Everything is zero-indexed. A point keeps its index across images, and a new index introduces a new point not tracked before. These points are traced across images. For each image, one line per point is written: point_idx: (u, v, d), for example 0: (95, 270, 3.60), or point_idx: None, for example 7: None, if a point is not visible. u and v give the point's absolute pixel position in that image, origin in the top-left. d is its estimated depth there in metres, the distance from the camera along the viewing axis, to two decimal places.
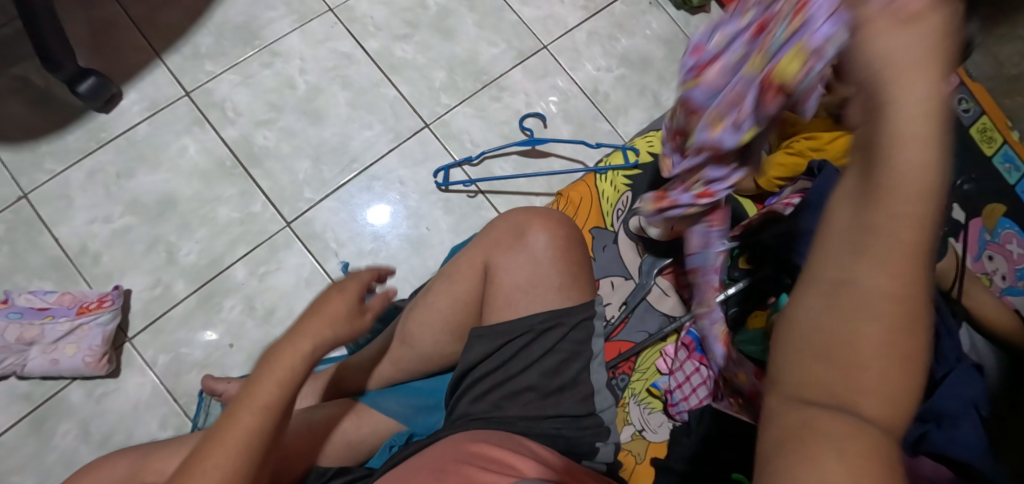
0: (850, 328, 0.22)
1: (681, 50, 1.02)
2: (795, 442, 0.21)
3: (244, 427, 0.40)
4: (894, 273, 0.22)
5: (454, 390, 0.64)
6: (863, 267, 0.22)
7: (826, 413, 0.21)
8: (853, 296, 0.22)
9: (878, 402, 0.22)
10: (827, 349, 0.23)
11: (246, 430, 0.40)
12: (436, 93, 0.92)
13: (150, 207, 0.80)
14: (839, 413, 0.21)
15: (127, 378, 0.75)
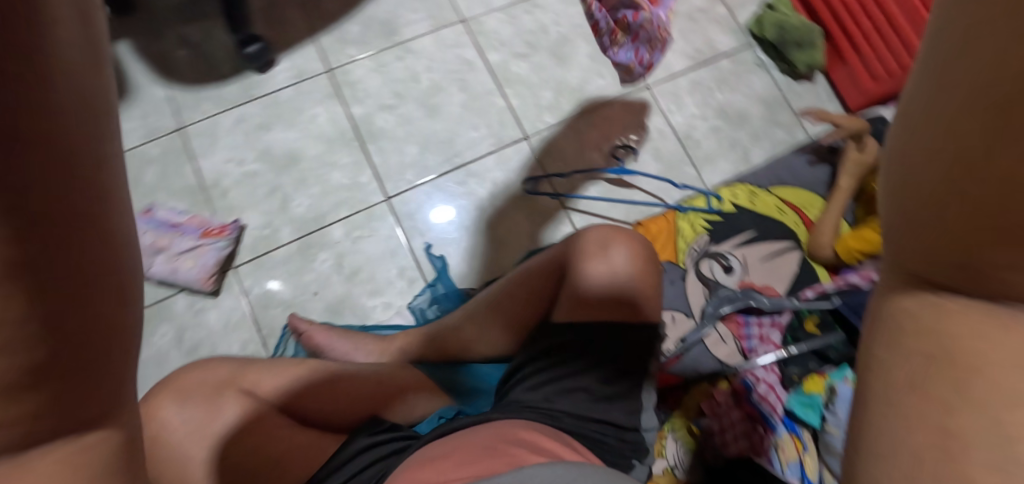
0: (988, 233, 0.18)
1: (780, 113, 1.05)
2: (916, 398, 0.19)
3: None
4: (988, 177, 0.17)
5: (512, 376, 0.69)
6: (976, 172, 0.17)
7: (964, 358, 0.19)
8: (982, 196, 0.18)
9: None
10: (952, 267, 0.20)
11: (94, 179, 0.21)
12: (541, 111, 1.00)
13: (277, 159, 0.91)
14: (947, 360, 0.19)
15: (223, 300, 0.85)
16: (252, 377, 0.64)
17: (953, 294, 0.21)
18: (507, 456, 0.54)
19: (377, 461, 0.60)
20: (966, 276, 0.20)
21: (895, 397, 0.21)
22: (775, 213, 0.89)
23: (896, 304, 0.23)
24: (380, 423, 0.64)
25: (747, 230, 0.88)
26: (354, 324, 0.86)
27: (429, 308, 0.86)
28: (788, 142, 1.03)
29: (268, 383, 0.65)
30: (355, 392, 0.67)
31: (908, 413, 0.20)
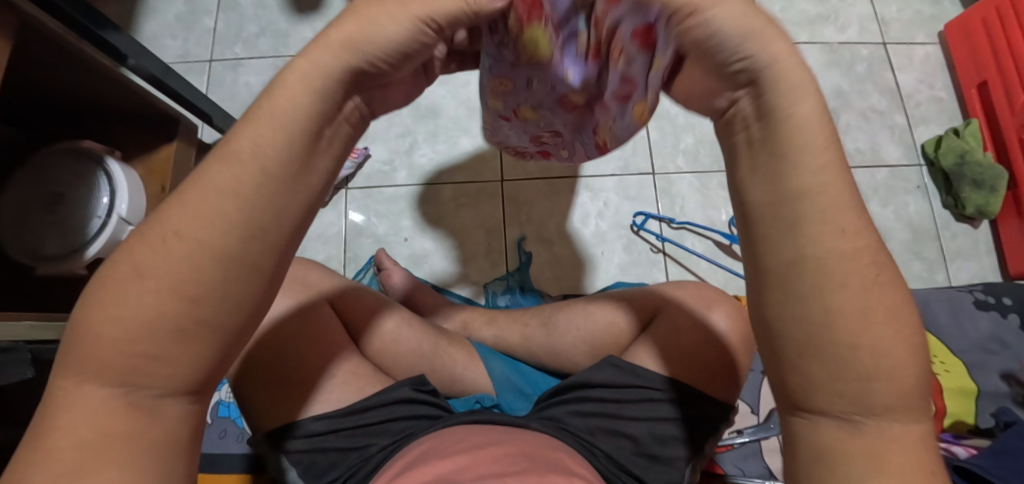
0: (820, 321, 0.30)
1: (925, 244, 0.96)
2: (827, 353, 0.30)
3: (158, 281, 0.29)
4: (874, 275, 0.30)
5: (557, 392, 0.67)
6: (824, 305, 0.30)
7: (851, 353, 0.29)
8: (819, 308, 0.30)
9: (884, 342, 0.29)
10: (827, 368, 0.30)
11: (148, 309, 0.29)
12: (676, 153, 0.97)
13: (420, 108, 0.96)
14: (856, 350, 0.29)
15: (327, 212, 0.91)
16: (347, 294, 0.69)
17: (840, 412, 0.31)
18: (547, 453, 0.56)
19: (407, 416, 0.62)
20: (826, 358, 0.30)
21: (835, 385, 0.30)
22: None
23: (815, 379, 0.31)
24: (426, 383, 0.66)
25: None
26: (427, 279, 0.88)
27: (501, 295, 0.86)
28: (924, 278, 0.94)
29: (345, 302, 0.68)
30: (411, 345, 0.69)
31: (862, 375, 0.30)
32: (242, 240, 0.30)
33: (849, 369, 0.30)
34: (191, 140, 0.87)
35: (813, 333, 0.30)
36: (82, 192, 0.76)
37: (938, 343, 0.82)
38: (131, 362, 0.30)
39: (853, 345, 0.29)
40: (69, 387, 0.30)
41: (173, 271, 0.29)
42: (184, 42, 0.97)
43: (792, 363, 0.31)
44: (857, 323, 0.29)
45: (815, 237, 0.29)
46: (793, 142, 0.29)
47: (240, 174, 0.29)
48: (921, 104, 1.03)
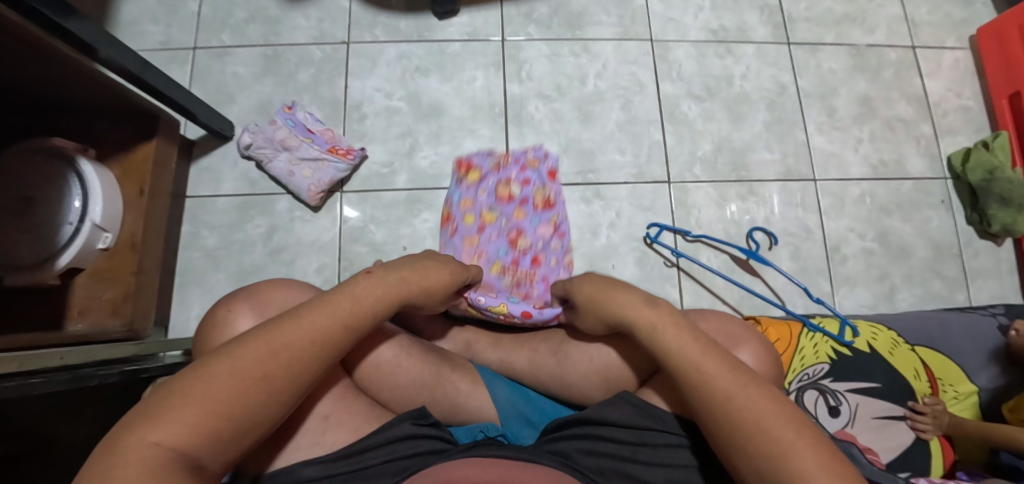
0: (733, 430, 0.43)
1: (946, 263, 0.92)
2: (748, 437, 0.42)
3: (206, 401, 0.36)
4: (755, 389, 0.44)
5: (565, 428, 0.62)
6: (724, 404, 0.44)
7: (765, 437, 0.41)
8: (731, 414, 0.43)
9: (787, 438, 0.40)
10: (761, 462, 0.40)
11: (181, 430, 0.34)
12: (693, 161, 0.92)
13: (422, 105, 0.90)
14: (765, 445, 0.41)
15: (321, 218, 0.85)
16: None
17: None
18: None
19: (407, 459, 0.57)
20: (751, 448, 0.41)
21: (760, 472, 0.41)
22: (909, 376, 0.77)
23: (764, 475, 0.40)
24: (426, 416, 0.61)
25: (875, 380, 0.76)
26: None
27: None
28: (944, 298, 0.90)
29: None
30: (413, 375, 0.65)
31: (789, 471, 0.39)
32: (350, 324, 0.45)
33: (763, 454, 0.41)
34: (173, 137, 0.80)
35: (731, 430, 0.43)
36: (54, 196, 0.70)
37: (957, 370, 0.79)
38: (227, 414, 0.37)
39: (770, 443, 0.40)
40: (146, 429, 0.34)
41: (274, 369, 0.39)
42: (165, 27, 0.90)
43: (738, 465, 0.42)
44: (773, 430, 0.41)
45: (702, 370, 0.45)
46: (630, 313, 0.52)
47: (318, 316, 0.44)
48: (948, 113, 0.98)
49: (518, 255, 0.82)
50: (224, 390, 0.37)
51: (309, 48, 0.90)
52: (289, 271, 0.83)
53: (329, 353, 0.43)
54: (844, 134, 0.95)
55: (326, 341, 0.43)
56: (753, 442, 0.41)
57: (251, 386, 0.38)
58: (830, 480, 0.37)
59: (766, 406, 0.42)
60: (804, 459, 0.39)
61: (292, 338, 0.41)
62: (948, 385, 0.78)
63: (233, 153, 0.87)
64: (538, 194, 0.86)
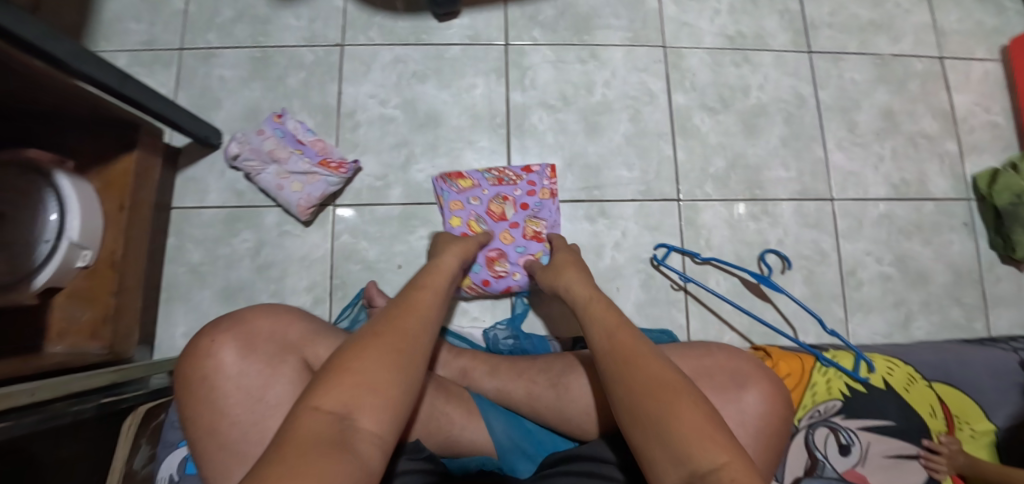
0: (643, 420, 0.38)
1: (966, 290, 0.88)
2: (659, 420, 0.37)
3: (329, 404, 0.34)
4: (670, 378, 0.39)
5: (566, 468, 0.58)
6: (641, 384, 0.39)
7: (674, 424, 0.36)
8: (644, 396, 0.39)
9: (694, 425, 0.36)
10: (665, 453, 0.36)
11: (314, 431, 0.32)
12: (704, 177, 0.87)
13: (419, 114, 0.85)
14: (673, 440, 0.36)
15: (312, 233, 0.81)
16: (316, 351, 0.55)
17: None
18: None
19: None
20: (659, 435, 0.36)
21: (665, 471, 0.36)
22: (925, 413, 0.74)
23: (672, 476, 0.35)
24: (422, 448, 0.57)
25: (889, 419, 0.73)
26: None
27: (504, 339, 0.78)
28: (961, 328, 0.86)
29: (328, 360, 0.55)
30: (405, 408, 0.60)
31: (691, 460, 0.34)
32: (434, 313, 0.45)
33: (669, 439, 0.36)
34: (156, 148, 0.75)
35: (643, 413, 0.38)
36: (27, 213, 0.66)
37: (976, 408, 0.75)
38: (379, 385, 0.36)
39: (678, 426, 0.36)
40: (312, 398, 0.34)
41: (389, 353, 0.38)
42: (149, 27, 0.84)
43: (647, 463, 0.37)
44: (684, 419, 0.36)
45: (628, 355, 0.42)
46: (582, 300, 0.51)
47: (417, 308, 0.44)
48: (975, 130, 0.93)
49: (493, 278, 0.78)
50: (354, 381, 0.36)
51: (300, 51, 0.85)
52: (278, 290, 0.79)
53: (428, 338, 0.42)
54: (864, 150, 0.90)
55: (424, 329, 0.42)
56: (661, 425, 0.37)
57: (394, 365, 0.38)
58: (719, 463, 0.34)
59: (683, 392, 0.38)
60: (715, 446, 0.35)
61: (412, 322, 0.42)
62: (965, 422, 0.75)
63: (220, 162, 0.82)
64: (529, 225, 0.80)
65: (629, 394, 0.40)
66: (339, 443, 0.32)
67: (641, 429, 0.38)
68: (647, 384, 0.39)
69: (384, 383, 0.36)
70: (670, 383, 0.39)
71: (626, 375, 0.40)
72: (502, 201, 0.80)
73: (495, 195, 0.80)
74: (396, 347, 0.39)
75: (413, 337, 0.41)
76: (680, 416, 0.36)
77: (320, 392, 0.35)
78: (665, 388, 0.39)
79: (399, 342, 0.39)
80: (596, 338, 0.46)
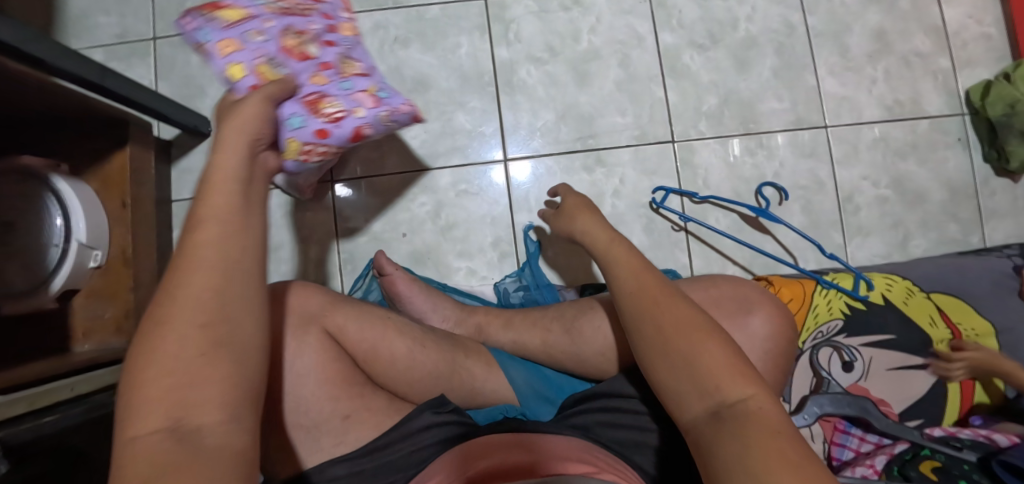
0: (672, 360, 0.39)
1: (963, 206, 0.89)
2: (689, 360, 0.39)
3: (156, 415, 0.27)
4: (697, 319, 0.41)
5: (588, 406, 0.61)
6: (669, 327, 0.41)
7: (703, 363, 0.38)
8: (672, 337, 0.40)
9: (722, 362, 0.38)
10: (694, 389, 0.37)
11: (152, 452, 0.26)
12: (698, 117, 0.87)
13: (406, 80, 0.84)
14: (702, 376, 0.37)
15: (314, 211, 0.82)
16: (338, 320, 0.55)
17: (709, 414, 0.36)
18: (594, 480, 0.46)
19: (450, 438, 0.55)
20: (689, 372, 0.38)
21: (693, 405, 0.37)
22: (925, 323, 0.77)
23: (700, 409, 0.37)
24: (444, 404, 0.60)
25: (889, 332, 0.76)
26: (434, 279, 0.81)
27: (514, 292, 0.79)
28: (958, 242, 0.89)
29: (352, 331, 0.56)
30: (428, 366, 0.61)
31: (718, 393, 0.36)
32: (236, 265, 0.32)
33: (699, 375, 0.38)
34: (147, 141, 0.75)
35: (673, 352, 0.40)
36: (32, 219, 0.66)
37: (976, 313, 0.78)
38: (195, 377, 0.28)
39: (707, 363, 0.38)
40: (128, 423, 0.27)
41: (201, 335, 0.29)
42: (120, 17, 0.82)
43: (675, 397, 0.39)
44: (712, 356, 0.38)
45: (653, 301, 0.43)
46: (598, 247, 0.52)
47: (202, 262, 0.31)
48: (968, 43, 0.92)
49: (330, 123, 0.49)
50: (173, 378, 0.28)
51: None
52: (289, 270, 0.81)
53: (242, 290, 0.31)
54: (856, 75, 0.90)
55: (222, 293, 0.30)
56: (691, 365, 0.38)
57: (209, 353, 0.29)
58: (747, 395, 0.36)
59: (709, 331, 0.40)
60: (743, 379, 0.37)
61: (199, 287, 0.30)
62: (966, 328, 0.77)
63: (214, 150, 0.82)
64: (346, 73, 0.52)
65: (655, 336, 0.41)
66: (181, 456, 0.25)
67: (671, 368, 0.39)
68: (675, 328, 0.40)
69: (217, 372, 0.29)
70: (696, 325, 0.40)
71: (653, 319, 0.42)
72: (292, 3, 0.53)
73: (266, 5, 0.51)
74: (208, 318, 0.30)
75: (221, 303, 0.30)
76: (704, 357, 0.38)
77: (141, 404, 0.27)
78: (692, 329, 0.40)
79: (212, 319, 0.30)
80: (622, 286, 0.46)
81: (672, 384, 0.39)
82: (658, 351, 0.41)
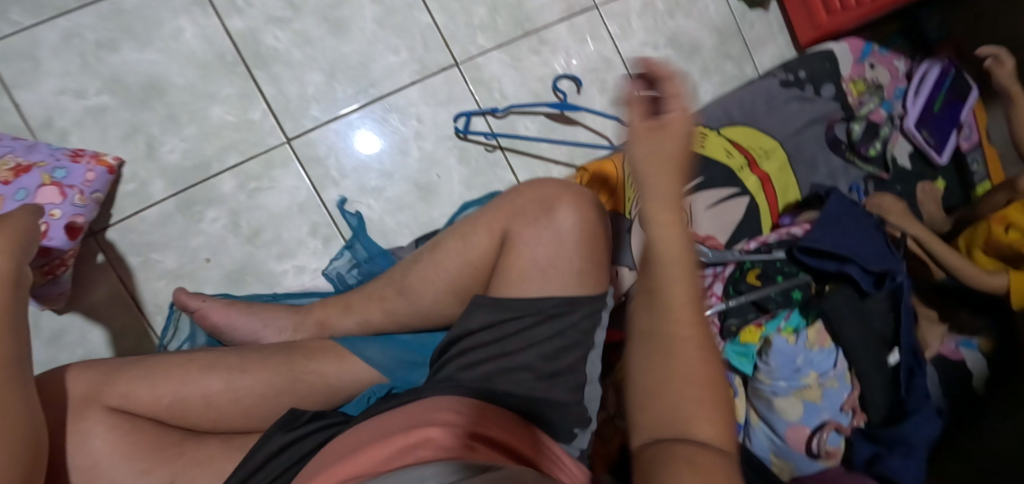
0: (666, 378, 0.30)
1: (731, 43, 0.97)
2: (687, 386, 0.29)
3: None
4: (709, 343, 0.31)
5: (442, 352, 0.60)
6: (679, 348, 0.30)
7: (707, 387, 0.30)
8: (678, 357, 0.30)
9: (720, 416, 0.29)
10: (683, 416, 0.29)
11: None
12: (473, 32, 0.84)
13: (133, 90, 0.71)
14: (708, 395, 0.29)
15: (85, 274, 0.69)
16: (120, 390, 0.52)
17: (695, 444, 0.28)
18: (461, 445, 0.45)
19: (329, 437, 0.53)
20: (686, 399, 0.29)
21: (682, 414, 0.29)
22: (723, 157, 0.84)
23: (666, 434, 0.29)
24: (297, 416, 0.56)
25: (697, 176, 0.82)
26: (261, 292, 0.74)
27: (349, 273, 0.75)
28: (737, 77, 0.97)
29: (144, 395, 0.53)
30: (251, 392, 0.57)
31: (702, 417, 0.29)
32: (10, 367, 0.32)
33: (690, 403, 0.29)
34: None
35: (677, 374, 0.30)
36: None
37: (761, 134, 0.88)
38: None
39: (714, 412, 0.29)
40: None
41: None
42: None
43: (650, 394, 0.30)
44: (714, 395, 0.30)
45: (677, 275, 0.31)
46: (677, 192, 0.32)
47: None
48: None
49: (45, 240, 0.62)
50: None
51: None
52: (83, 349, 0.69)
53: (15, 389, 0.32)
54: None
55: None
56: (681, 386, 0.30)
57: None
58: (736, 451, 0.29)
59: (721, 383, 0.31)
60: (739, 438, 0.29)
61: None
62: (756, 150, 0.87)
63: None
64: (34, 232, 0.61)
65: (670, 360, 0.30)
66: None
67: (665, 386, 0.30)
68: (686, 350, 0.30)
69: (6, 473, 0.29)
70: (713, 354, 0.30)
71: (668, 314, 0.31)
72: None
73: None
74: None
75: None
76: (729, 405, 0.30)
77: None
78: (713, 374, 0.30)
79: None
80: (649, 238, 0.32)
81: (665, 394, 0.30)
82: (647, 359, 0.31)
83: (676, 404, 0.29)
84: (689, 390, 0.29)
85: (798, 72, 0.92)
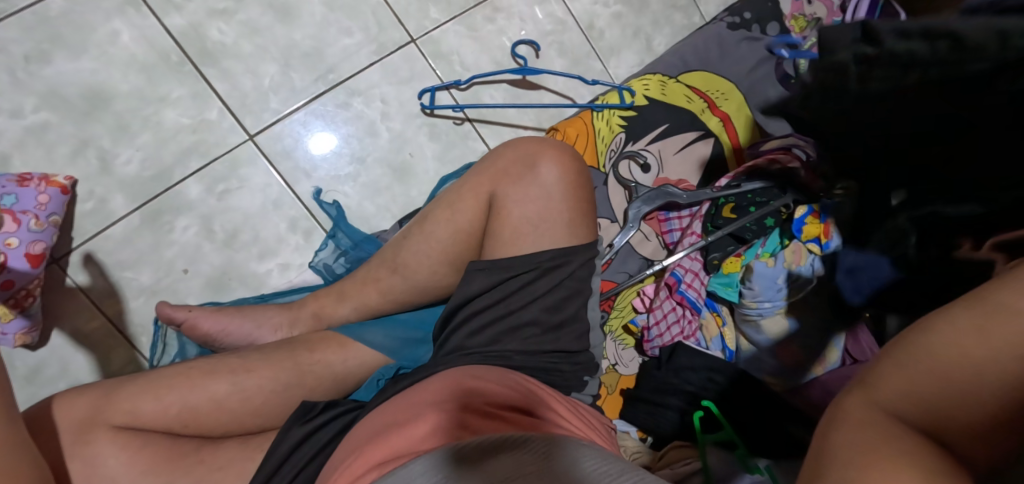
0: (938, 357, 0.25)
1: None
2: (919, 359, 0.26)
3: None
4: None
5: (443, 325, 0.60)
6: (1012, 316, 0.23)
7: (942, 368, 0.25)
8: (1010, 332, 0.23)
9: (989, 395, 0.23)
10: (899, 392, 0.26)
11: None
12: (425, 5, 0.82)
13: (74, 103, 0.66)
14: (960, 365, 0.24)
15: (54, 303, 0.65)
16: (125, 407, 0.50)
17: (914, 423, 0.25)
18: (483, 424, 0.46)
19: (339, 433, 0.52)
20: (929, 390, 0.25)
21: (904, 394, 0.26)
22: (684, 103, 0.87)
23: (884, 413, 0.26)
24: (312, 405, 0.55)
25: (663, 123, 0.85)
26: (248, 296, 0.72)
27: (336, 263, 0.74)
28: (686, 26, 0.99)
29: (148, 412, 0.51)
30: (262, 387, 0.57)
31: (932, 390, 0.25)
32: None
33: (945, 383, 0.25)
34: None
35: (923, 342, 0.26)
36: None
37: (716, 78, 0.91)
38: None
39: (975, 386, 0.24)
40: None
41: None
42: None
43: (885, 376, 0.27)
44: (972, 363, 0.24)
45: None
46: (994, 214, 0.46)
47: None
48: None
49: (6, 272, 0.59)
50: None
51: None
52: (66, 380, 0.66)
53: None
54: None
55: None
56: (926, 360, 0.25)
57: None
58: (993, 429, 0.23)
59: None
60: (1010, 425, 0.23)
61: None
62: (714, 92, 0.90)
63: None
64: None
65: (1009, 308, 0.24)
66: None
67: (913, 365, 0.26)
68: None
69: None
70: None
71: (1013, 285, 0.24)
72: None
73: None
74: None
75: None
76: (1004, 371, 0.23)
77: None
78: None
79: None
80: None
81: (891, 378, 0.26)
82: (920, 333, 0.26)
83: (901, 388, 0.26)
84: (966, 365, 0.24)
85: (743, 14, 0.96)
